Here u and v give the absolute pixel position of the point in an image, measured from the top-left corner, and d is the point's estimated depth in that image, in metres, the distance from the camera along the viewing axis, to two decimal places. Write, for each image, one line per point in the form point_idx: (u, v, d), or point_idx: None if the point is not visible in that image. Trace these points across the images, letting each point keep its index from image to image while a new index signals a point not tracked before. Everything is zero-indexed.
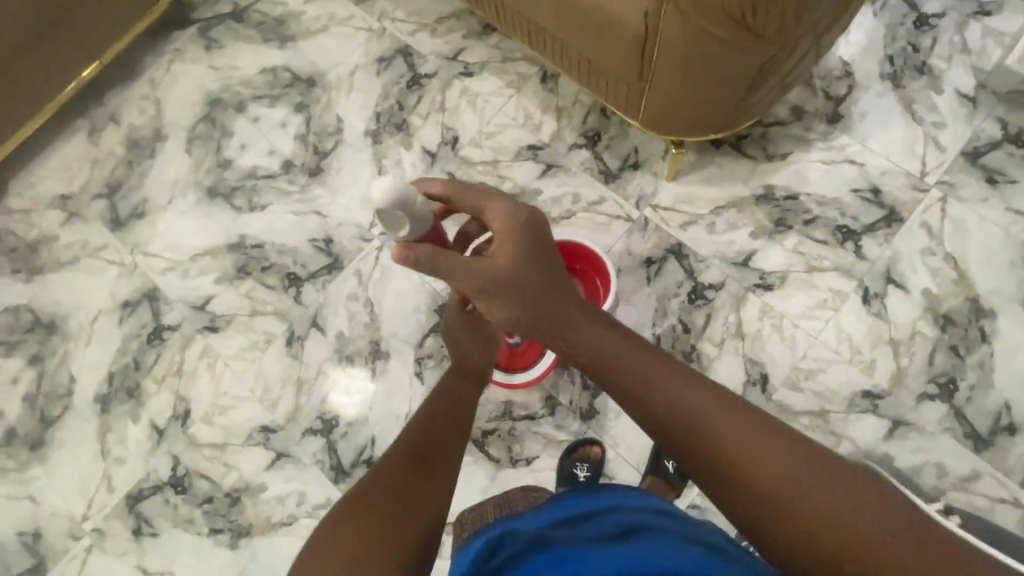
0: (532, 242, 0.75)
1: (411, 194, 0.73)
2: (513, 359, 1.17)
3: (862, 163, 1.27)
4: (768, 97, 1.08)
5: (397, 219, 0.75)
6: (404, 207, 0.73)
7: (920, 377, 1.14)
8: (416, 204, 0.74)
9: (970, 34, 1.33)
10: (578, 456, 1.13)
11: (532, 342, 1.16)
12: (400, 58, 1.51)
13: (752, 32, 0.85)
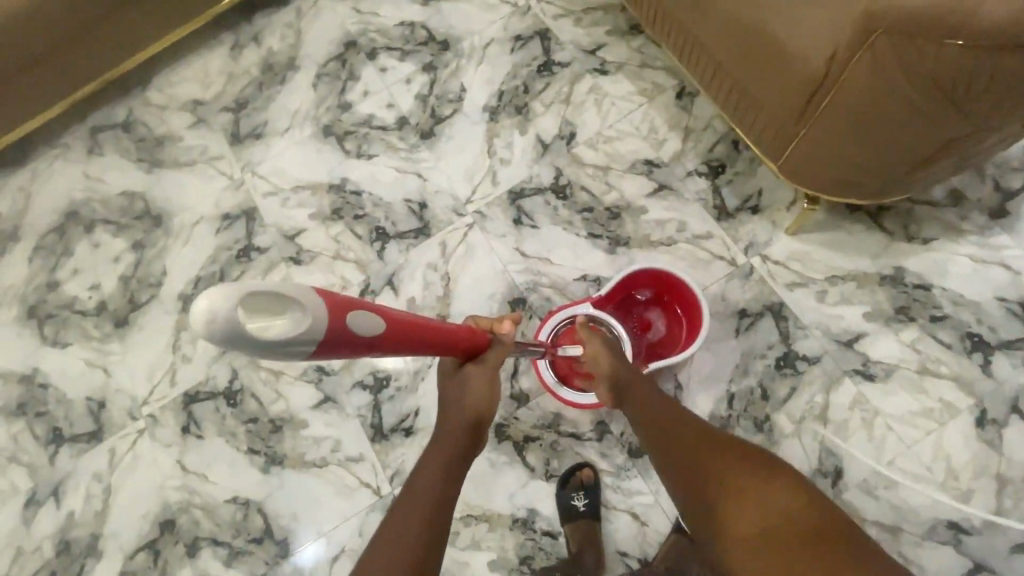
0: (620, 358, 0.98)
1: (265, 309, 0.46)
2: (570, 373, 1.14)
3: (1016, 271, 1.12)
4: (934, 178, 0.96)
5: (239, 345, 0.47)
6: (241, 341, 0.44)
7: (1020, 524, 1.00)
8: (292, 315, 0.48)
9: None
10: (573, 485, 1.10)
11: None
12: (537, 40, 1.47)
13: (950, 100, 0.76)
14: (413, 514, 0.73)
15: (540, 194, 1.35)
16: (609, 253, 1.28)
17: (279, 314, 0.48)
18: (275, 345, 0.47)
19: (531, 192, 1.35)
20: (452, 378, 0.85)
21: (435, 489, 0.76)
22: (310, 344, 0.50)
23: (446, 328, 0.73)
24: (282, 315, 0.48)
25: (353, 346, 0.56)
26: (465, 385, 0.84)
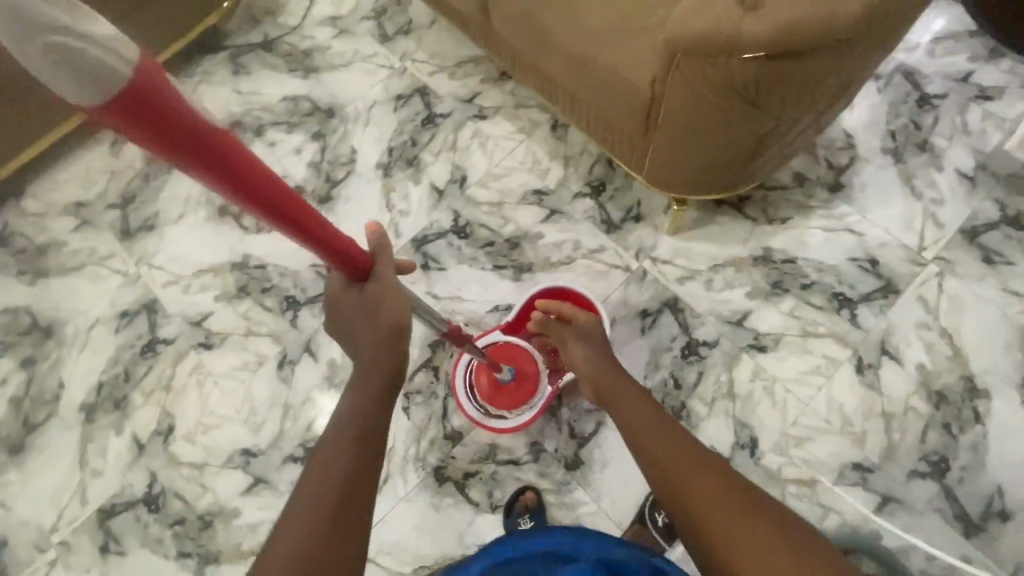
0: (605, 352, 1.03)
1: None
2: (496, 393, 1.16)
3: (860, 233, 1.29)
4: (771, 163, 1.10)
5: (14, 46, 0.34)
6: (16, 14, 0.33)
7: (911, 453, 1.12)
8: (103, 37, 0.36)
9: (969, 116, 1.39)
10: (519, 510, 1.12)
11: (521, 385, 1.16)
12: (418, 97, 1.57)
13: (751, 104, 0.86)
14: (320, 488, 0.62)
15: (442, 237, 1.41)
16: (516, 280, 1.35)
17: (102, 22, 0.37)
18: (38, 33, 0.34)
19: (433, 236, 1.41)
20: (341, 301, 0.69)
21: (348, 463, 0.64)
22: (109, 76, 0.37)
23: (321, 221, 0.59)
24: (88, 19, 0.36)
25: (168, 131, 0.41)
26: (362, 314, 0.68)
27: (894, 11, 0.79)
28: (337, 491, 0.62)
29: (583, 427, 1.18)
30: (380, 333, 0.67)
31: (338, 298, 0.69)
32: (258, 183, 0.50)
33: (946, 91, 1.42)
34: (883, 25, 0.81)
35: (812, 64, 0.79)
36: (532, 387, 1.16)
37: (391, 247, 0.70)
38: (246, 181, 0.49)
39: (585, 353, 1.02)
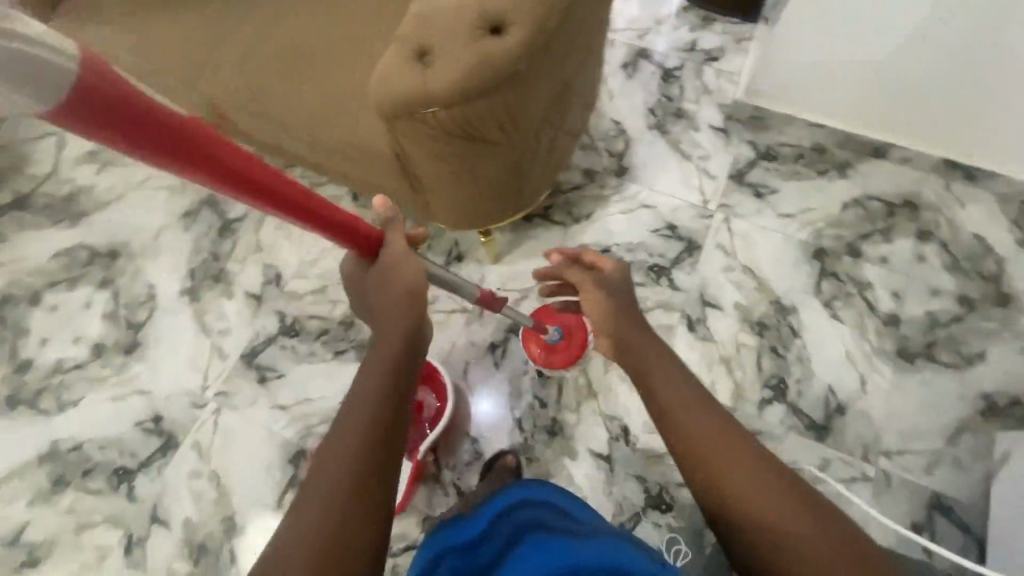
0: (627, 310, 0.94)
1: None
2: (549, 355, 1.21)
3: (653, 206, 1.42)
4: (543, 174, 1.17)
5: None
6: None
7: (754, 385, 1.23)
8: (48, 75, 0.37)
9: (707, 77, 1.58)
10: None
11: (570, 343, 1.21)
12: (207, 207, 1.48)
13: (486, 136, 0.90)
14: (347, 442, 0.63)
15: (272, 343, 1.33)
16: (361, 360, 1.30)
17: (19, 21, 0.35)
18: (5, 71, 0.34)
19: (263, 345, 1.33)
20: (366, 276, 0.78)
21: (367, 426, 0.64)
22: (56, 85, 0.38)
23: (297, 186, 0.62)
24: (19, 30, 0.35)
25: (122, 130, 0.43)
26: (385, 276, 0.75)
27: (573, 23, 0.84)
28: (359, 447, 0.63)
29: (468, 483, 1.18)
30: (402, 300, 0.75)
31: (356, 272, 0.80)
32: (205, 144, 0.50)
33: (682, 62, 1.60)
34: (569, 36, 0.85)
35: (516, 93, 0.83)
36: (581, 343, 1.21)
37: (401, 218, 0.78)
38: (190, 141, 0.48)
39: (600, 301, 0.96)
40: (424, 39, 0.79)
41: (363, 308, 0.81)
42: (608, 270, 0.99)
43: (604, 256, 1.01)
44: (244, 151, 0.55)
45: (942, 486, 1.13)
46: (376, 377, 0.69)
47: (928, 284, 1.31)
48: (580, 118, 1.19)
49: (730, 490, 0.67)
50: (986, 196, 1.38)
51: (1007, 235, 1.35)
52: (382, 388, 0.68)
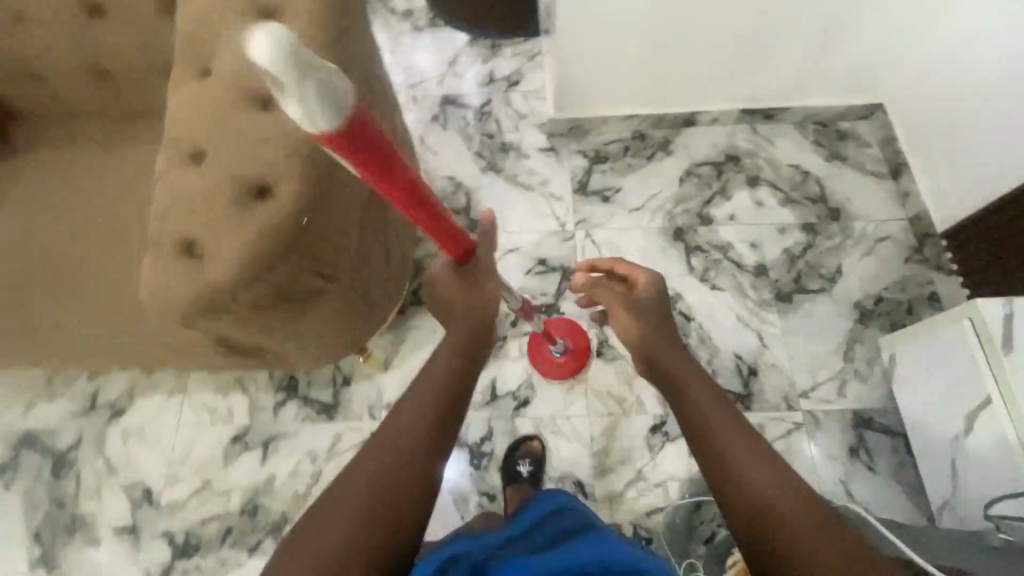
0: (658, 324, 0.84)
1: (327, 68, 0.39)
2: (560, 369, 1.24)
3: (516, 248, 1.42)
4: (393, 274, 1.08)
5: (289, 90, 0.38)
6: (296, 74, 0.37)
7: None
8: (323, 115, 0.40)
9: (516, 103, 1.60)
10: None
11: (576, 355, 1.24)
12: (27, 450, 1.21)
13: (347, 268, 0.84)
14: (380, 457, 0.61)
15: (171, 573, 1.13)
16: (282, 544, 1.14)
17: (332, 114, 0.40)
18: (309, 74, 0.38)
19: None
20: (446, 282, 0.79)
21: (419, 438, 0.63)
22: (327, 118, 0.40)
23: (443, 219, 0.65)
24: (303, 93, 0.38)
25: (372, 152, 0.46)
26: (472, 288, 0.79)
27: (350, 123, 0.74)
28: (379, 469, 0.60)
29: None
30: (467, 318, 0.78)
31: (442, 276, 0.80)
32: (392, 168, 0.50)
33: (488, 97, 1.61)
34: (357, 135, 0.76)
35: (339, 217, 0.74)
36: (584, 354, 1.24)
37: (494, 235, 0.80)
38: (388, 170, 0.50)
39: (632, 331, 0.85)
40: (190, 228, 0.69)
41: (435, 306, 0.83)
42: (637, 286, 0.89)
43: (639, 267, 0.91)
44: (425, 189, 0.58)
45: (858, 403, 1.22)
46: (425, 393, 0.68)
47: (774, 224, 1.42)
48: (410, 194, 1.14)
49: (759, 497, 0.57)
50: (786, 128, 1.53)
51: (815, 155, 1.50)
52: (438, 404, 0.67)
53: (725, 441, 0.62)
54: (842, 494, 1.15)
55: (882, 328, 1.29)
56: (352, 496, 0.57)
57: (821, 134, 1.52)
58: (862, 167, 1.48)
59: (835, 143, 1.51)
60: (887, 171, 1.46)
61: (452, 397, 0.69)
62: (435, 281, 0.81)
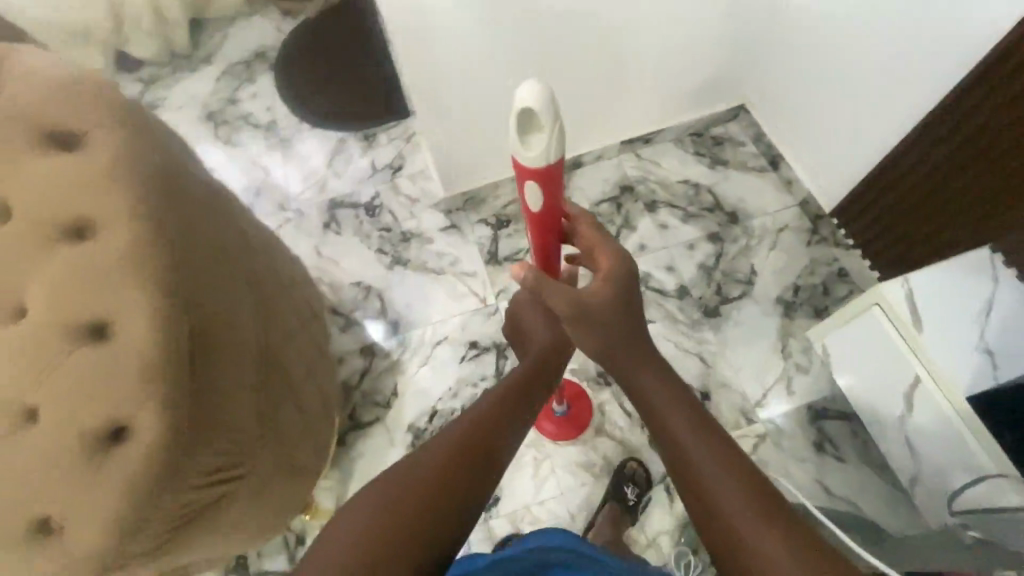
0: (625, 319, 0.67)
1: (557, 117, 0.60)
2: (563, 426, 1.21)
3: (444, 338, 1.36)
4: (317, 419, 1.03)
5: (529, 121, 0.61)
6: (547, 115, 0.59)
7: (634, 433, 1.23)
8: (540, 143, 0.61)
9: (405, 188, 1.57)
10: None
11: (579, 412, 1.22)
12: None
13: (263, 431, 0.81)
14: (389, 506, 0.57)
15: None
16: None
17: (535, 134, 0.61)
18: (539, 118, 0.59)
19: None
20: (535, 316, 0.89)
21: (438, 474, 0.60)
22: (554, 151, 0.61)
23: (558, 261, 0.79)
24: (534, 128, 0.61)
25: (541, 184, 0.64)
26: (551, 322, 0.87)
27: (208, 299, 0.70)
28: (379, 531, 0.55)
29: None
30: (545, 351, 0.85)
31: (526, 311, 0.91)
32: (553, 203, 0.68)
33: (375, 189, 1.57)
34: (221, 303, 0.71)
35: (221, 415, 0.69)
36: (586, 412, 1.23)
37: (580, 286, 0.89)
38: (551, 204, 0.68)
39: (592, 335, 0.67)
40: (47, 504, 0.62)
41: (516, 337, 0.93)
42: (598, 269, 0.71)
43: (606, 245, 0.71)
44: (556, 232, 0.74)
45: (808, 397, 1.24)
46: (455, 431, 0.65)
47: (682, 242, 1.45)
48: (311, 322, 1.09)
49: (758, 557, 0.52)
50: (666, 147, 1.58)
51: (699, 166, 1.55)
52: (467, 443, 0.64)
53: (727, 493, 0.56)
54: (823, 495, 1.15)
55: (807, 316, 1.33)
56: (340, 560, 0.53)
57: (699, 144, 1.58)
58: (744, 166, 1.54)
59: (714, 150, 1.57)
60: (767, 163, 1.53)
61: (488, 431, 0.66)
62: (518, 308, 0.92)
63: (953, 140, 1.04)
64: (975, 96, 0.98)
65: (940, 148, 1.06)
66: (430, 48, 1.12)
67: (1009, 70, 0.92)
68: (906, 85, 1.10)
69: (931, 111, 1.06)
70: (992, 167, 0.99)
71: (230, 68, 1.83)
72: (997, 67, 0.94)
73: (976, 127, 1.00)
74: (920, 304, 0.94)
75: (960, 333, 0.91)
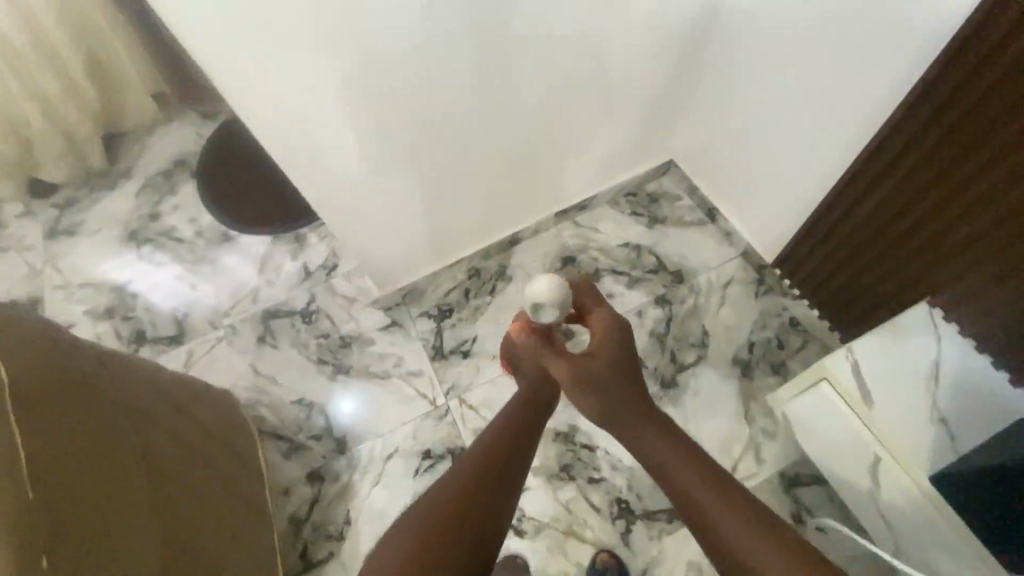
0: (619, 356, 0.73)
1: (564, 292, 0.74)
2: None
3: (395, 449, 1.28)
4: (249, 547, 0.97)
5: (541, 306, 0.74)
6: (560, 301, 0.73)
7: (605, 529, 1.16)
8: (552, 314, 0.74)
9: (341, 288, 1.50)
10: None
11: None
12: None
13: None
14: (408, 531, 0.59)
15: None
16: None
17: (551, 311, 0.74)
18: (552, 302, 0.73)
19: None
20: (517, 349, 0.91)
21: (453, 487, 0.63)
22: (565, 311, 0.75)
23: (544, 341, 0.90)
24: (546, 308, 0.74)
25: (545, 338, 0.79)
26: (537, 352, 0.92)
27: (54, 502, 0.61)
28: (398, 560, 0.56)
29: None
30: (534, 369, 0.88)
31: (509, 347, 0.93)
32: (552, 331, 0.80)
33: (310, 293, 1.50)
34: (71, 501, 0.63)
35: None
36: None
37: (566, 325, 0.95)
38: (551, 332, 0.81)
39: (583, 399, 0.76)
40: None
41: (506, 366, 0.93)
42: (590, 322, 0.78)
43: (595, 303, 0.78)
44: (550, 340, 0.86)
45: (778, 463, 1.19)
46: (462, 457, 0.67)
47: (630, 310, 1.41)
48: (231, 472, 1.01)
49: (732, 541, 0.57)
50: (603, 210, 1.55)
51: (638, 227, 1.53)
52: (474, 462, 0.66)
53: (697, 490, 0.61)
54: None
55: (766, 374, 1.29)
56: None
57: (635, 203, 1.56)
58: (682, 221, 1.52)
59: (651, 207, 1.55)
60: (705, 216, 1.51)
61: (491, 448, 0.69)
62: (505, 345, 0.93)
63: (877, 193, 0.97)
64: (879, 164, 0.95)
65: (873, 197, 0.97)
66: (330, 183, 1.02)
67: (906, 140, 0.88)
68: (822, 146, 1.06)
69: (843, 175, 1.03)
70: (924, 215, 0.90)
71: (150, 180, 1.77)
72: (894, 137, 0.90)
73: (883, 195, 0.96)
74: (866, 376, 0.91)
75: (911, 404, 0.88)
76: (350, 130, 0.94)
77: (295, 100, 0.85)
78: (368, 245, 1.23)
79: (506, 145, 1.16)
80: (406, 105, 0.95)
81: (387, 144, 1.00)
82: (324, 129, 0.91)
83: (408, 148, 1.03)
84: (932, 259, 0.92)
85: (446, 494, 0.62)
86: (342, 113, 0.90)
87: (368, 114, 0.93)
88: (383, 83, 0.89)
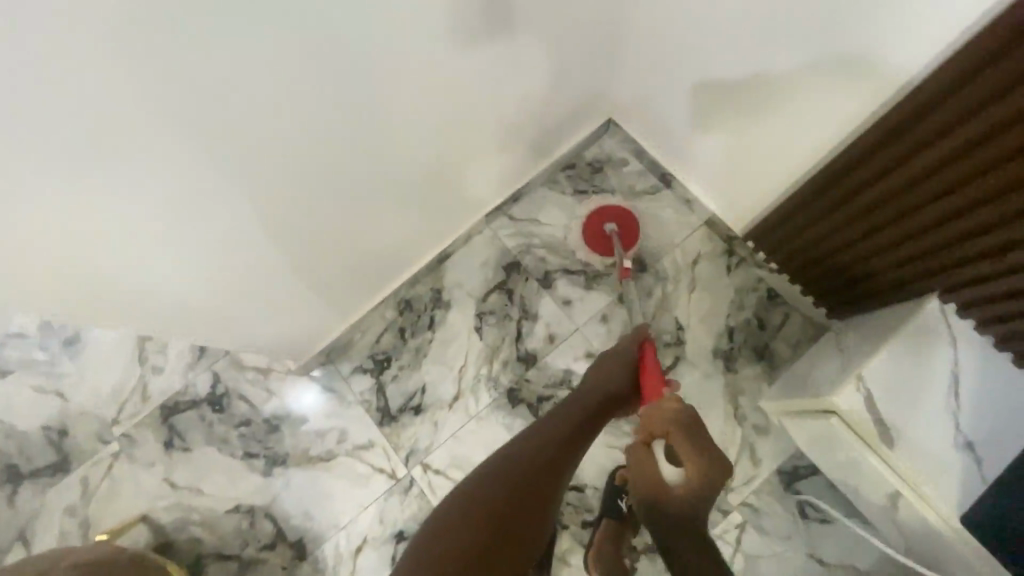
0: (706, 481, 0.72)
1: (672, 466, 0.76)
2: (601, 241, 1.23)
3: (362, 539, 1.12)
4: None
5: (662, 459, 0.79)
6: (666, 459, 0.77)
7: None
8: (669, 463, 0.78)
9: (249, 359, 1.23)
10: None
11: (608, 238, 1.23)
12: None
13: None
14: (495, 486, 0.78)
15: None
16: None
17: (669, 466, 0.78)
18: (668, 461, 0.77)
19: None
20: (607, 369, 0.93)
21: (532, 458, 0.82)
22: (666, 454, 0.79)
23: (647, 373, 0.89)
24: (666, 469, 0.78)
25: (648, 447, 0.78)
26: (616, 372, 0.92)
27: None
28: (483, 502, 0.76)
29: None
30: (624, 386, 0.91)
31: (609, 361, 0.94)
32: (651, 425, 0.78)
33: (213, 372, 1.23)
34: None
35: None
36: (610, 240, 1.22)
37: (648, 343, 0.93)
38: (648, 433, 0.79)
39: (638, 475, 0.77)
40: None
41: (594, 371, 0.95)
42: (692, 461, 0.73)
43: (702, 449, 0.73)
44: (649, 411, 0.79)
45: (775, 460, 1.11)
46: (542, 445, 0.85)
47: (592, 314, 1.22)
48: None
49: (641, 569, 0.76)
50: (540, 195, 1.30)
51: (585, 208, 1.29)
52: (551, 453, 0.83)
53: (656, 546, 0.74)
54: (818, 568, 1.05)
55: (751, 362, 1.17)
56: (467, 511, 0.75)
57: (577, 178, 1.30)
58: (633, 192, 1.29)
59: (596, 181, 1.30)
60: (658, 182, 1.28)
61: (567, 449, 0.85)
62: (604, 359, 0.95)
63: (824, 211, 0.86)
64: (845, 187, 0.79)
65: (812, 213, 0.88)
66: (184, 310, 0.87)
67: (875, 173, 0.74)
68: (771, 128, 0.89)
69: (816, 177, 0.83)
70: (873, 228, 0.80)
71: None
72: (866, 165, 0.74)
73: (845, 216, 0.83)
74: (882, 407, 0.79)
75: (926, 433, 0.78)
76: (180, 269, 0.77)
77: (98, 276, 0.69)
78: (250, 332, 1.03)
79: (387, 183, 0.93)
80: (232, 203, 0.74)
81: (227, 248, 0.80)
82: (146, 282, 0.76)
83: (248, 236, 0.81)
84: (910, 278, 0.81)
85: (519, 475, 0.79)
86: (156, 255, 0.72)
87: (191, 241, 0.74)
88: (180, 203, 0.67)
